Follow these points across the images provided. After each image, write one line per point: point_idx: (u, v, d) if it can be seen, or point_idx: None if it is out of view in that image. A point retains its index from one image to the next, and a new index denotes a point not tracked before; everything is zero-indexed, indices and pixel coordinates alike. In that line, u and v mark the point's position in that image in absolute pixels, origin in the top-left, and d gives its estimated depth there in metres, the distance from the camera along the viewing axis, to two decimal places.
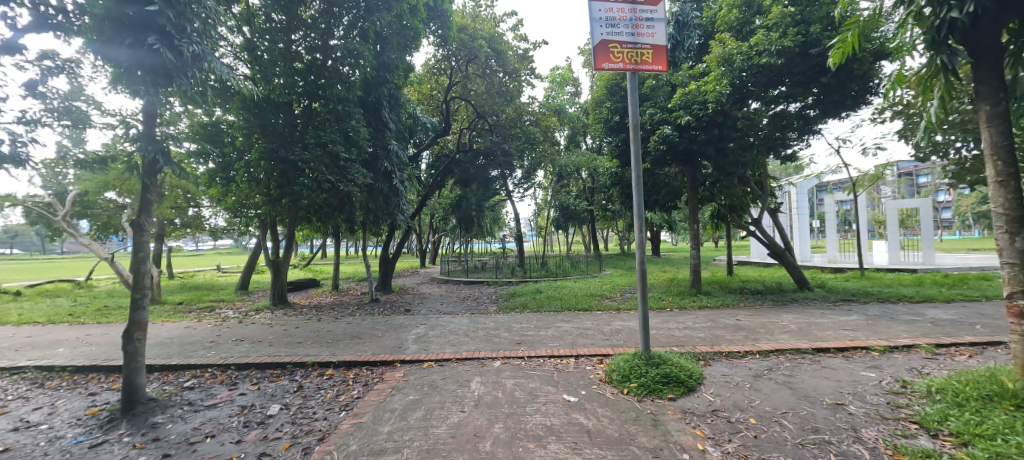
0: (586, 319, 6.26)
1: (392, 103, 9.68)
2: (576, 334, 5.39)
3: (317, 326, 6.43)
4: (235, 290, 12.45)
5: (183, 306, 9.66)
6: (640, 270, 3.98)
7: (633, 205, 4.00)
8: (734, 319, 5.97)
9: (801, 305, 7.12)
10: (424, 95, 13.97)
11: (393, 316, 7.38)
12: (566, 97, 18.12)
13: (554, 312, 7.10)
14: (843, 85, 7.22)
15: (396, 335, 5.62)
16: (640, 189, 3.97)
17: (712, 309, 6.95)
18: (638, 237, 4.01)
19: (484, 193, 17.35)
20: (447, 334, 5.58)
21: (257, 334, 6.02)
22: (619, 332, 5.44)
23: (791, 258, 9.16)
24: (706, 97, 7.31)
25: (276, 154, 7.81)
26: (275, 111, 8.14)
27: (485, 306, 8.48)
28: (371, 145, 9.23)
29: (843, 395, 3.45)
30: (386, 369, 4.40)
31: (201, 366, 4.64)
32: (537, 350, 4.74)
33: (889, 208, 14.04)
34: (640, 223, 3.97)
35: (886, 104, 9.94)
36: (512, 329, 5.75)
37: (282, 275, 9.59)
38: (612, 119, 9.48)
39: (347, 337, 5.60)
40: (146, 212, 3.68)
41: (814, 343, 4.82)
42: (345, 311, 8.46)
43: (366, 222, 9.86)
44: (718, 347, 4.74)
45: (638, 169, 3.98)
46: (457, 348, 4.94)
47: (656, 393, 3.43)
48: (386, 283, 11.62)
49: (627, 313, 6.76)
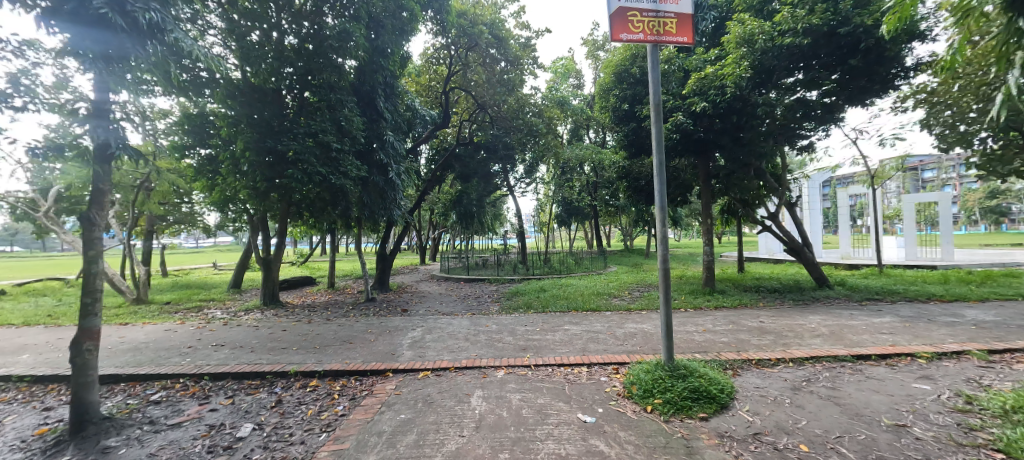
0: (596, 321, 5.78)
1: (388, 91, 9.19)
2: (587, 338, 4.91)
3: (305, 329, 5.97)
4: (227, 289, 12.02)
5: (170, 306, 9.22)
6: (662, 269, 3.51)
7: (654, 197, 3.51)
8: (757, 321, 5.49)
9: (825, 305, 6.63)
10: (422, 85, 13.51)
11: (388, 318, 6.89)
12: (569, 90, 17.57)
13: (561, 313, 6.63)
14: (871, 68, 6.67)
15: (389, 340, 5.16)
16: (662, 178, 3.48)
17: (730, 310, 6.47)
18: (660, 231, 3.53)
19: (485, 189, 16.85)
20: (446, 338, 5.12)
21: (240, 338, 5.56)
22: (634, 336, 4.97)
23: (810, 255, 8.65)
24: (724, 82, 6.80)
25: (264, 145, 7.31)
26: (262, 100, 7.63)
27: (486, 306, 8.03)
28: (366, 135, 8.74)
29: (902, 414, 2.98)
30: (377, 380, 3.93)
31: (172, 376, 4.19)
32: (544, 357, 4.26)
33: (907, 202, 13.50)
34: (663, 217, 3.50)
35: (909, 92, 9.38)
36: (516, 332, 5.28)
37: (274, 274, 9.15)
38: (620, 107, 8.94)
39: (337, 342, 5.14)
40: (97, 204, 3.20)
41: (852, 350, 4.34)
42: (338, 311, 8.00)
43: (361, 218, 9.39)
44: (746, 353, 4.27)
45: (660, 155, 3.49)
46: (456, 355, 4.47)
47: (686, 412, 2.94)
48: (383, 280, 11.15)
49: (639, 314, 6.28)
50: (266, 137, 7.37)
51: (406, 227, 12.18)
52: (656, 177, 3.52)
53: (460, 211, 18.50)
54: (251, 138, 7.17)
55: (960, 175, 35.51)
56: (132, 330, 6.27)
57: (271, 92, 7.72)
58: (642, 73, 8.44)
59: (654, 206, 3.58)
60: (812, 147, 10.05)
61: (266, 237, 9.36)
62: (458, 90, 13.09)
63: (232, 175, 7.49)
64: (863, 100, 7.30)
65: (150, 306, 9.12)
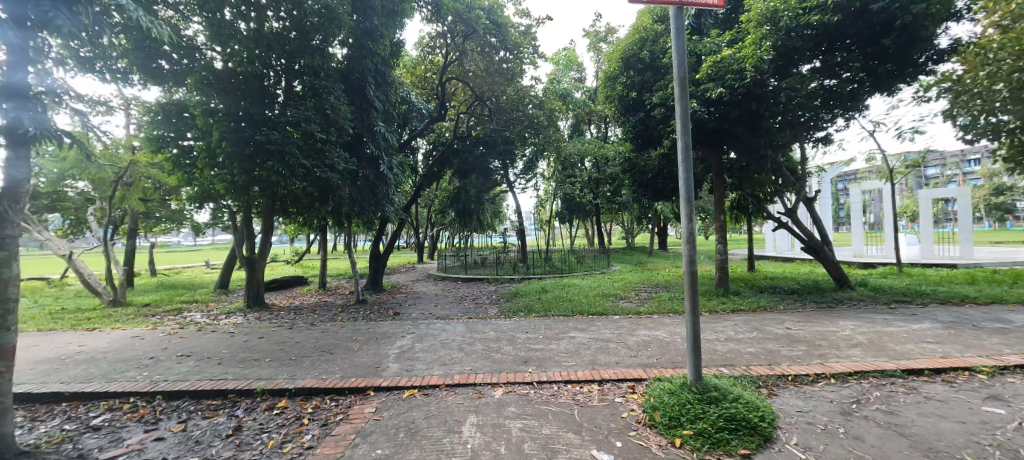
0: (604, 327, 5.24)
1: (381, 80, 8.56)
2: (596, 348, 4.37)
3: (284, 337, 5.43)
4: (213, 290, 11.49)
5: (148, 308, 8.68)
6: (689, 271, 2.98)
7: (680, 188, 2.97)
8: (783, 328, 4.96)
9: (853, 309, 6.09)
10: (418, 76, 12.93)
11: (377, 322, 6.36)
12: (571, 82, 16.97)
13: (565, 317, 6.08)
14: (903, 49, 6.09)
15: (375, 349, 4.61)
16: (688, 164, 2.94)
17: (749, 314, 5.92)
18: (686, 229, 3.00)
19: (484, 185, 16.29)
20: (438, 348, 4.57)
21: (210, 347, 5.01)
22: (648, 346, 4.43)
23: (829, 253, 8.12)
24: (743, 65, 6.25)
25: (241, 135, 6.72)
26: (242, 89, 7.06)
27: (484, 308, 7.50)
28: (354, 126, 8.14)
29: (986, 449, 2.44)
30: (355, 400, 3.39)
31: (122, 395, 3.65)
32: (548, 372, 3.73)
33: (923, 197, 12.92)
34: (689, 212, 2.96)
35: (929, 80, 8.87)
36: (516, 341, 4.74)
37: (258, 274, 8.60)
38: (627, 96, 8.36)
39: (316, 352, 4.61)
40: (11, 198, 2.64)
41: (899, 363, 3.80)
42: (325, 315, 7.45)
43: (350, 214, 8.84)
44: (779, 367, 3.73)
45: (687, 138, 2.94)
46: (448, 368, 3.92)
47: (724, 448, 2.40)
48: (376, 280, 10.59)
49: (651, 319, 5.71)
50: (245, 127, 6.81)
51: (400, 225, 11.61)
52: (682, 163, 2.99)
53: (458, 208, 17.96)
54: (226, 128, 6.58)
55: (968, 170, 34.81)
56: (95, 337, 5.72)
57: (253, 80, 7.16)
58: (651, 57, 7.87)
59: (681, 198, 3.04)
60: (828, 139, 9.49)
61: (248, 234, 8.77)
62: (455, 81, 12.51)
63: (208, 168, 6.92)
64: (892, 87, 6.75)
65: (128, 308, 8.59)
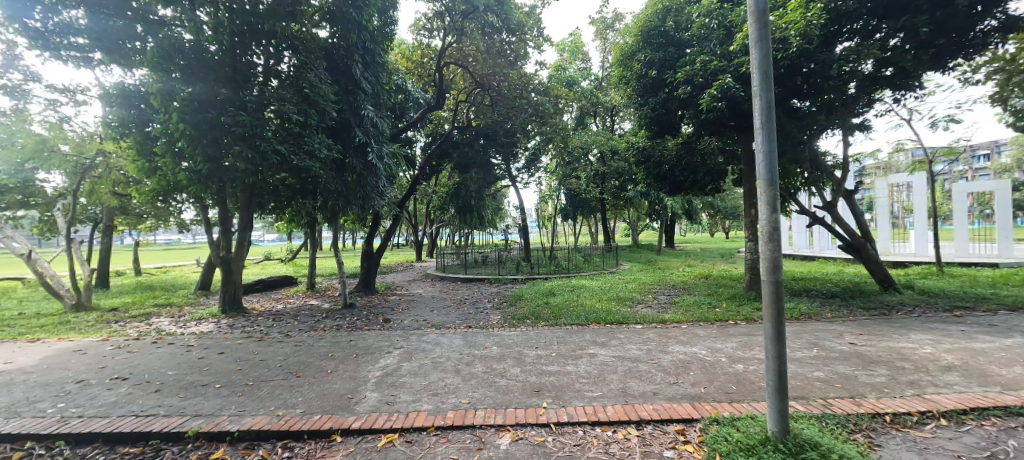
0: (629, 342, 4.37)
1: (369, 60, 7.65)
2: (623, 371, 3.54)
3: (249, 352, 4.56)
4: (194, 291, 10.69)
5: (112, 314, 7.84)
6: (770, 280, 2.15)
7: (758, 165, 2.18)
8: (846, 344, 4.12)
9: (915, 318, 5.22)
10: (413, 62, 11.98)
11: (363, 332, 5.55)
12: (578, 70, 16.02)
13: (578, 327, 5.26)
14: (971, 14, 5.26)
15: (352, 371, 3.77)
16: (770, 132, 2.15)
17: (795, 323, 5.06)
18: (765, 223, 2.17)
19: (485, 180, 15.44)
20: (431, 369, 3.75)
21: (157, 366, 4.17)
22: (688, 367, 3.59)
23: (872, 252, 7.28)
24: (787, 32, 5.61)
25: (206, 118, 5.87)
26: (216, 72, 6.21)
27: (485, 314, 6.66)
28: (338, 109, 7.27)
29: None
30: (314, 449, 2.54)
31: (18, 438, 2.81)
32: (570, 408, 2.88)
33: (957, 192, 11.95)
34: (772, 198, 2.12)
35: (980, 61, 7.79)
36: (524, 359, 3.91)
37: (235, 275, 7.77)
38: (646, 74, 7.43)
39: (280, 375, 3.77)
40: None
41: (1020, 394, 2.94)
42: (305, 322, 6.60)
43: (337, 209, 8.00)
44: (868, 403, 2.88)
45: (768, 98, 2.16)
46: (441, 399, 3.09)
47: None
48: (368, 281, 9.74)
49: (682, 332, 4.84)
50: (210, 106, 5.97)
51: (396, 222, 10.76)
52: (760, 130, 2.19)
53: (458, 204, 17.04)
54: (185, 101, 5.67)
55: (981, 165, 33.81)
56: (29, 352, 4.89)
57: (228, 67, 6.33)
58: (675, 30, 7.06)
59: (759, 179, 2.21)
60: (866, 125, 8.56)
61: (224, 228, 7.87)
62: (453, 67, 11.59)
63: (170, 157, 6.06)
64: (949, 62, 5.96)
65: (92, 313, 7.77)
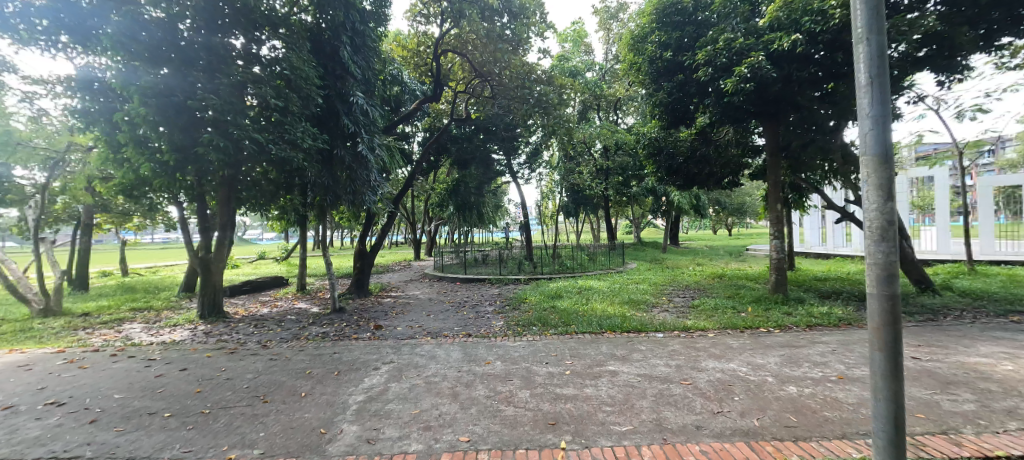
0: (653, 356, 3.79)
1: (359, 42, 7.04)
2: (654, 394, 2.96)
3: (216, 368, 3.96)
4: (178, 293, 10.09)
5: (82, 320, 7.24)
6: (880, 293, 1.58)
7: (867, 135, 1.59)
8: (909, 359, 3.53)
9: (970, 325, 4.63)
10: (408, 51, 11.32)
11: (350, 342, 4.95)
12: (581, 60, 15.35)
13: (591, 336, 4.68)
14: None
15: (330, 396, 3.17)
16: (884, 90, 1.56)
17: (837, 332, 4.48)
18: (876, 214, 1.59)
19: (485, 176, 14.84)
20: (424, 392, 3.17)
21: (103, 388, 3.55)
22: (732, 389, 3.00)
23: (908, 250, 6.74)
24: None
25: (171, 102, 5.25)
26: (193, 57, 5.56)
27: (486, 319, 6.07)
28: (324, 94, 6.69)
29: None
30: None
31: None
32: (596, 448, 2.28)
33: (982, 186, 11.37)
34: (887, 181, 1.53)
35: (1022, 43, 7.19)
36: (533, 379, 3.34)
37: (216, 277, 7.18)
38: (661, 57, 6.81)
39: (246, 398, 3.19)
40: None
41: None
42: (290, 329, 6.02)
43: (327, 205, 7.40)
44: (969, 443, 2.29)
45: (878, 43, 1.58)
46: (435, 436, 2.49)
47: None
48: (362, 282, 9.16)
49: (711, 342, 4.26)
50: (176, 89, 5.32)
51: (391, 219, 10.16)
52: (868, 89, 1.60)
53: (457, 201, 16.41)
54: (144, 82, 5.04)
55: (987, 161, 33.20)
56: None
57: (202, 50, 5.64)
58: (694, 6, 6.42)
59: (864, 154, 1.62)
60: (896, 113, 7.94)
61: (203, 226, 7.25)
62: (451, 55, 10.94)
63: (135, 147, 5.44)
64: (995, 41, 5.38)
65: (59, 319, 7.16)
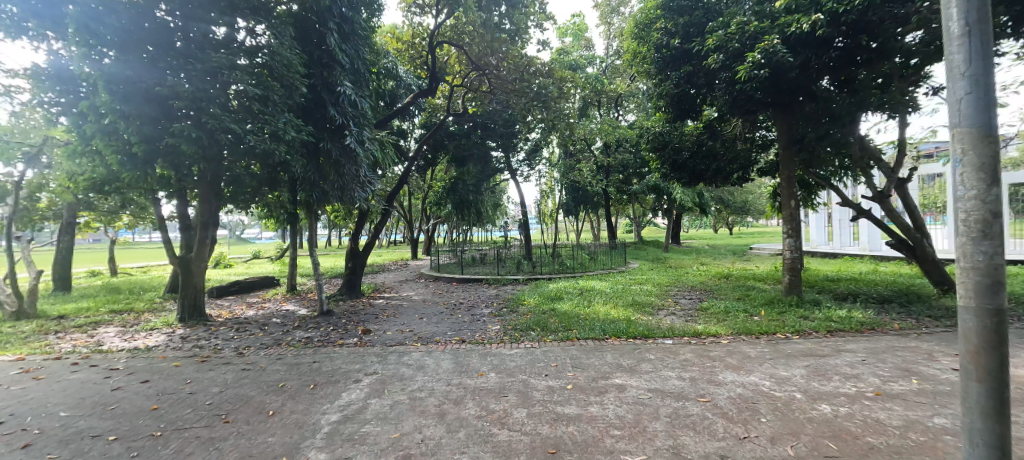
0: (664, 367, 3.42)
1: (348, 29, 6.65)
2: (668, 415, 2.58)
3: (181, 380, 3.59)
4: (163, 294, 9.69)
5: (56, 323, 6.86)
6: (978, 309, 1.23)
7: (963, 99, 1.25)
8: (952, 371, 3.15)
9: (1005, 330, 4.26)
10: (403, 44, 10.87)
11: (333, 349, 4.57)
12: (581, 55, 14.94)
13: (594, 343, 4.31)
14: None
15: (297, 415, 2.79)
16: (986, 40, 1.20)
17: (862, 339, 4.11)
18: (973, 204, 1.25)
19: (483, 173, 14.44)
20: (405, 410, 2.79)
21: (49, 404, 3.17)
22: (757, 408, 2.62)
23: (929, 249, 6.35)
24: None
25: (140, 89, 4.85)
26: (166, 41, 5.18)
27: (482, 323, 5.70)
28: (310, 84, 6.33)
29: None
30: None
31: None
32: None
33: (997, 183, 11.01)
34: (991, 159, 1.19)
35: None
36: (531, 394, 2.96)
37: (196, 278, 6.77)
38: (668, 44, 6.42)
39: (205, 417, 2.82)
40: None
41: None
42: (272, 333, 5.64)
43: (313, 201, 7.00)
44: None
45: None
46: None
47: None
48: (353, 283, 8.79)
49: (725, 350, 3.90)
50: (146, 75, 4.91)
51: (385, 217, 9.78)
52: (964, 40, 1.25)
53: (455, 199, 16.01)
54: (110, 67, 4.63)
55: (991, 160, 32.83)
56: None
57: (179, 38, 5.23)
58: None
59: (957, 125, 1.27)
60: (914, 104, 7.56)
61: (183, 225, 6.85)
62: (448, 47, 10.53)
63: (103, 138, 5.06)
64: None
65: (31, 323, 6.77)
